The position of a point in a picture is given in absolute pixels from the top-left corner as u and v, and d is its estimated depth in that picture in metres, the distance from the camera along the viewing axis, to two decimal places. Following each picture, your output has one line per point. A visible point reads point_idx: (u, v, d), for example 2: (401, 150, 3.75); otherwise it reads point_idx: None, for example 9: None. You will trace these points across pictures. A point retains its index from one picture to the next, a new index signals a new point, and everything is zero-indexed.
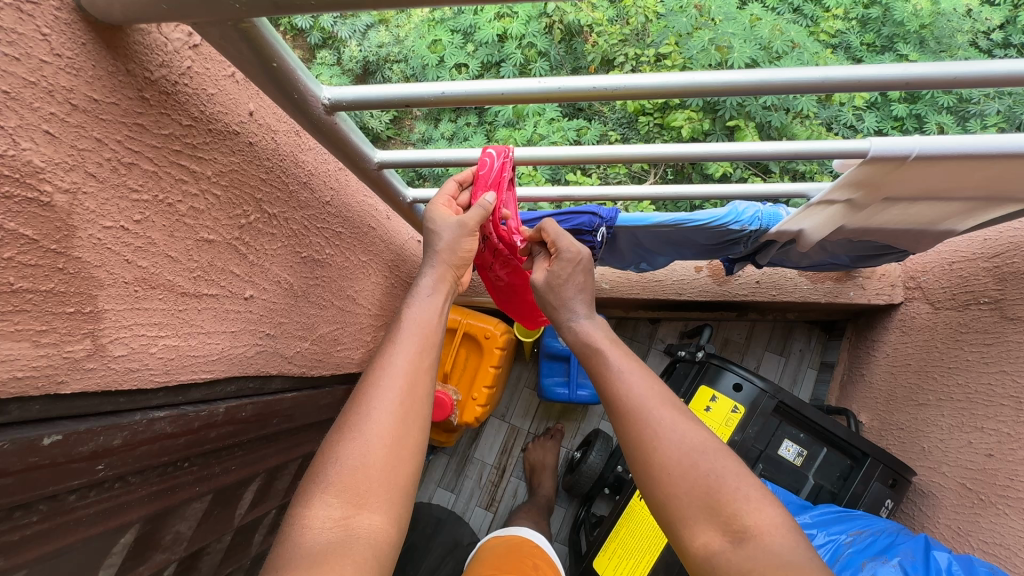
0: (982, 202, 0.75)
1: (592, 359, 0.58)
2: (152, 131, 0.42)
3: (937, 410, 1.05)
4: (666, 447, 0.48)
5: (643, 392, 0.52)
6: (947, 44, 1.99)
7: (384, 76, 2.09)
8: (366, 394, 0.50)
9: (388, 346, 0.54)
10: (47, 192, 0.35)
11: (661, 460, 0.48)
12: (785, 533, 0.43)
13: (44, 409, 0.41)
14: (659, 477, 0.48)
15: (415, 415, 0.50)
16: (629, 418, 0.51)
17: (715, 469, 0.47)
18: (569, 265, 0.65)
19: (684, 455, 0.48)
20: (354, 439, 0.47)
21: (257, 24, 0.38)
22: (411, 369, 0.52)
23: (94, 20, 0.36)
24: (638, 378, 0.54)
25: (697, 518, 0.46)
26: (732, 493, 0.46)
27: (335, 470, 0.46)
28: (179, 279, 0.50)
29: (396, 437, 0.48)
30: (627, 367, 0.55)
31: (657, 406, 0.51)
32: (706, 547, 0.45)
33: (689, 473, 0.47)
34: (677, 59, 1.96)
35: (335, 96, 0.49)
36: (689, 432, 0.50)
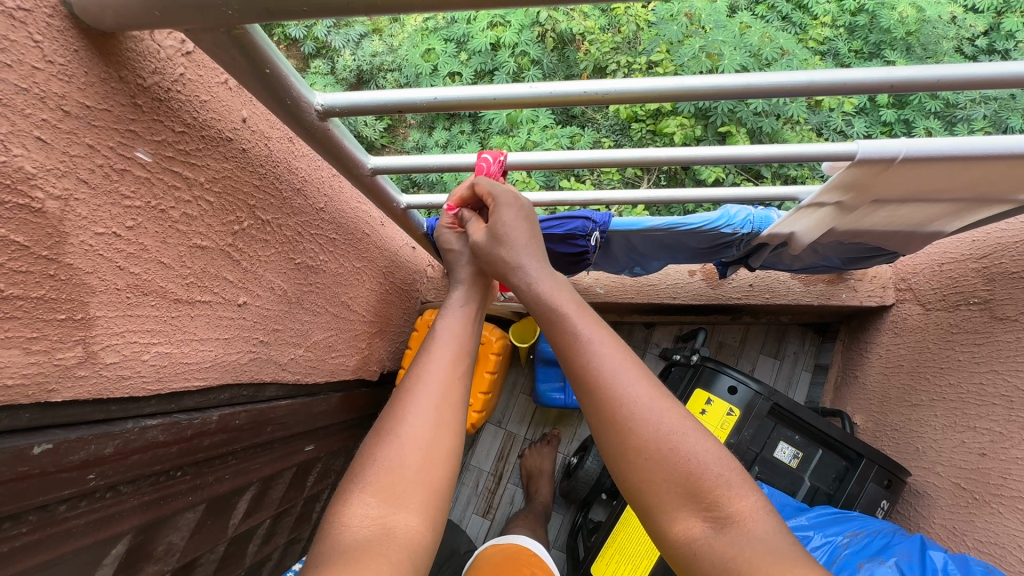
0: (969, 203, 0.76)
1: (554, 326, 0.53)
2: (145, 138, 0.42)
3: (930, 410, 1.05)
4: (643, 429, 0.46)
5: (614, 368, 0.49)
6: (932, 50, 2.03)
7: (378, 85, 2.11)
8: (404, 397, 0.50)
9: (422, 354, 0.54)
10: (38, 199, 0.35)
11: (638, 443, 0.45)
12: (764, 518, 0.43)
13: (34, 418, 0.41)
14: (636, 462, 0.45)
15: (455, 420, 0.50)
16: (600, 396, 0.48)
17: (695, 453, 0.45)
18: (511, 211, 0.64)
19: (662, 435, 0.46)
20: (390, 442, 0.47)
21: (249, 30, 0.39)
22: (448, 376, 0.52)
23: (87, 27, 0.36)
24: (609, 352, 0.50)
25: (677, 505, 0.44)
26: (715, 479, 0.44)
27: (373, 470, 0.45)
28: (172, 285, 0.50)
29: (434, 439, 0.48)
30: (598, 339, 0.50)
31: (631, 383, 0.48)
32: (687, 533, 0.43)
33: (668, 458, 0.45)
34: (669, 66, 1.99)
35: (327, 102, 0.49)
36: (667, 412, 0.47)
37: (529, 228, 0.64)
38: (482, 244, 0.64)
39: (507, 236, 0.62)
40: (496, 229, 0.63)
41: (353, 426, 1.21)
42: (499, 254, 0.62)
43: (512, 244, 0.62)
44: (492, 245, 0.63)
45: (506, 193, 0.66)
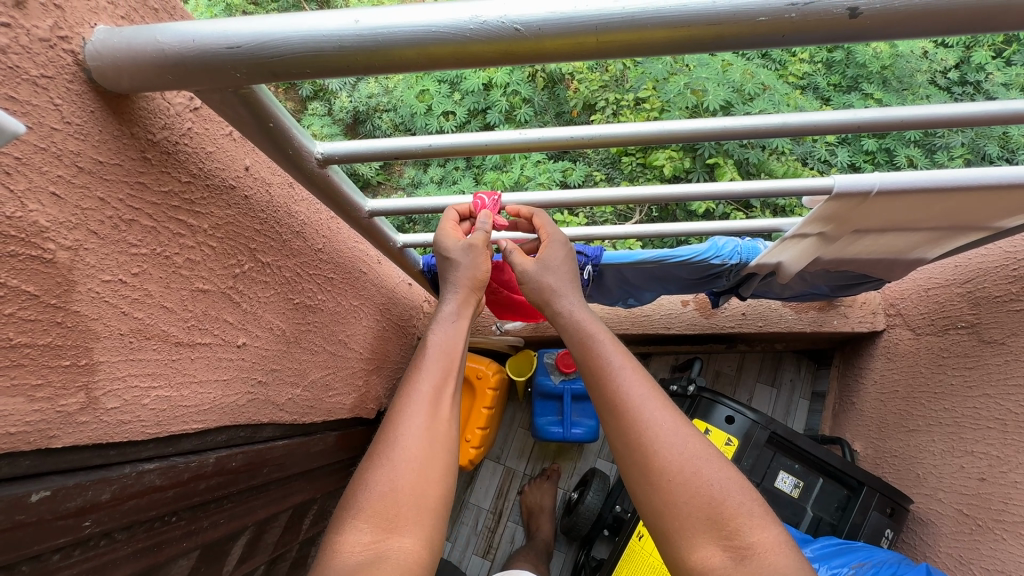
0: (946, 231, 0.79)
1: (587, 349, 0.56)
2: (152, 189, 0.44)
3: (928, 435, 1.05)
4: (666, 451, 0.48)
5: (640, 395, 0.51)
6: (908, 83, 2.14)
7: (374, 125, 2.19)
8: (394, 420, 0.50)
9: (413, 373, 0.54)
10: (50, 250, 0.37)
11: (661, 464, 0.48)
12: (786, 553, 0.44)
13: (33, 465, 0.41)
14: (658, 483, 0.47)
15: (445, 436, 0.51)
16: (626, 416, 0.50)
17: (716, 479, 0.47)
18: (560, 250, 0.67)
19: (685, 460, 0.48)
20: (383, 466, 0.47)
21: (256, 89, 0.41)
22: (434, 392, 0.53)
23: (103, 89, 0.38)
24: (637, 379, 0.53)
25: (697, 533, 0.45)
26: (736, 508, 0.46)
27: (366, 495, 0.46)
28: (174, 329, 0.51)
29: (427, 460, 0.48)
30: (628, 367, 0.54)
31: (656, 408, 0.51)
32: (706, 561, 0.44)
33: (690, 482, 0.47)
34: (656, 102, 2.06)
35: (328, 150, 0.52)
36: (690, 439, 0.49)
37: (572, 268, 0.67)
38: (531, 270, 0.65)
39: (555, 265, 0.65)
40: (547, 259, 0.66)
41: (349, 466, 1.20)
42: (545, 280, 0.64)
43: (555, 273, 0.65)
44: (541, 271, 0.65)
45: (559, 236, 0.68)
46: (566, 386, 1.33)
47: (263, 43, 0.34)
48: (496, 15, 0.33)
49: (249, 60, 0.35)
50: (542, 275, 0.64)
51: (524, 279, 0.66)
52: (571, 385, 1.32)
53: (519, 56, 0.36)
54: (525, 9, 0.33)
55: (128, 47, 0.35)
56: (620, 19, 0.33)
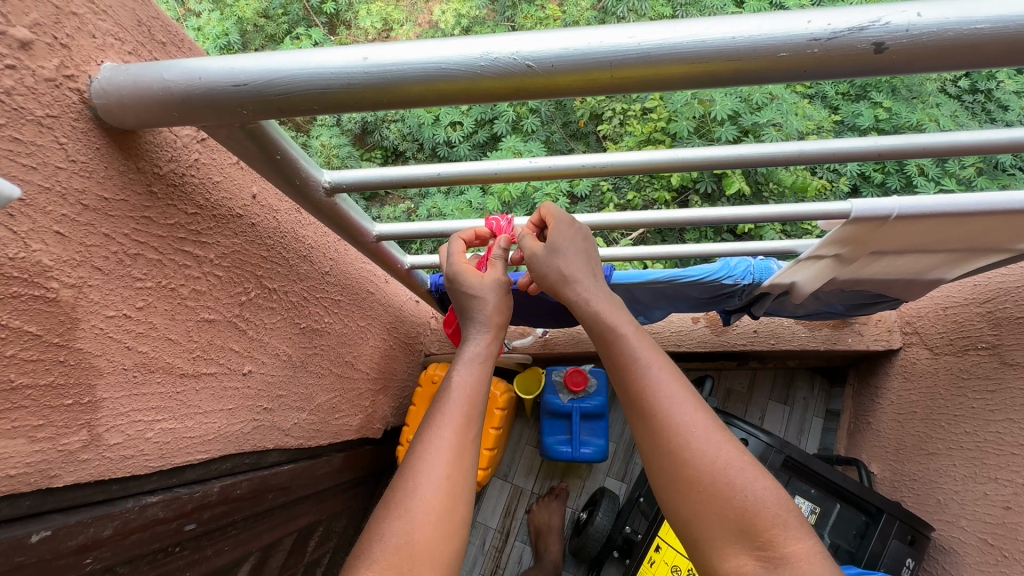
0: (966, 253, 0.77)
1: (612, 344, 0.53)
2: (158, 223, 0.44)
3: (948, 460, 1.02)
4: (699, 460, 0.46)
5: (672, 399, 0.48)
6: (918, 92, 2.12)
7: (382, 134, 2.21)
8: (413, 467, 0.49)
9: (434, 411, 0.53)
10: (53, 288, 0.36)
11: (692, 474, 0.46)
12: (820, 563, 0.43)
13: (34, 504, 0.40)
14: (690, 493, 0.46)
15: (463, 484, 0.49)
16: (658, 421, 0.48)
17: (751, 490, 0.45)
18: (567, 228, 0.60)
19: (718, 469, 0.45)
20: (400, 517, 0.46)
21: (264, 124, 0.41)
22: (456, 440, 0.51)
23: (109, 126, 0.38)
24: (667, 378, 0.50)
25: (728, 542, 0.44)
26: (771, 518, 0.44)
27: (380, 547, 0.45)
28: (179, 360, 0.50)
29: (444, 510, 0.47)
30: (656, 365, 0.50)
31: (689, 412, 0.48)
32: (737, 571, 0.43)
33: (722, 492, 0.45)
34: (663, 112, 2.05)
35: (335, 178, 0.51)
36: (724, 445, 0.47)
37: (587, 246, 0.61)
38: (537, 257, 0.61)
39: (564, 248, 0.59)
40: (554, 241, 0.60)
41: (355, 486, 1.18)
42: (553, 268, 0.59)
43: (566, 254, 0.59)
44: (549, 257, 0.59)
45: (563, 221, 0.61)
46: (574, 406, 1.30)
47: (270, 79, 0.34)
48: (508, 50, 0.32)
49: (255, 97, 0.35)
50: (548, 262, 0.59)
51: (533, 265, 0.61)
52: (580, 404, 1.30)
53: (527, 91, 0.35)
54: (538, 46, 0.32)
55: (134, 85, 0.35)
56: (636, 55, 0.32)
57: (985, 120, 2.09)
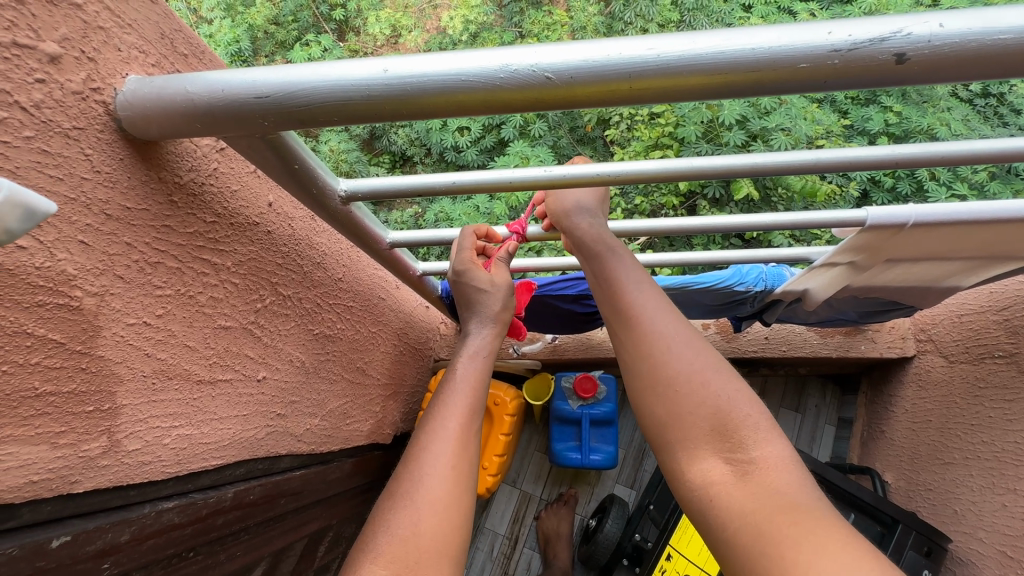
0: (983, 260, 0.76)
1: (607, 269, 0.56)
2: (178, 231, 0.44)
3: (965, 470, 1.01)
4: (675, 363, 0.47)
5: (654, 310, 0.51)
6: (928, 96, 2.11)
7: (390, 140, 2.23)
8: (417, 458, 0.49)
9: (437, 398, 0.54)
10: (77, 297, 0.37)
11: (669, 376, 0.46)
12: (790, 470, 0.42)
13: (54, 510, 0.40)
14: (667, 395, 0.46)
15: (468, 478, 0.49)
16: (638, 327, 0.50)
17: (724, 391, 0.45)
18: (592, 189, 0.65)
19: (695, 372, 0.46)
20: (404, 507, 0.45)
21: (284, 135, 0.41)
22: (462, 430, 0.51)
23: (132, 138, 0.38)
24: (653, 294, 0.52)
25: (699, 444, 0.44)
26: (742, 420, 0.44)
27: (385, 538, 0.44)
28: (196, 367, 0.51)
29: (450, 501, 0.46)
30: (643, 283, 0.53)
31: (669, 322, 0.50)
32: (706, 473, 0.43)
33: (697, 392, 0.46)
34: (670, 117, 2.04)
35: (351, 187, 0.51)
36: (703, 354, 0.48)
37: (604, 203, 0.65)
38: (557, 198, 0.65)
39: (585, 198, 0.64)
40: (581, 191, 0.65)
41: (365, 491, 1.18)
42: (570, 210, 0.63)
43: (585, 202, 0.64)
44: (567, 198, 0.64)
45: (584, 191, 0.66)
46: (583, 412, 1.31)
47: (292, 92, 0.34)
48: (529, 62, 0.33)
49: (277, 109, 0.35)
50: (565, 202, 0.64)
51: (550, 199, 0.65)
52: (589, 410, 1.30)
53: (549, 103, 0.35)
54: (556, 57, 0.33)
55: (158, 97, 0.35)
56: (655, 66, 0.32)
57: (997, 125, 2.08)
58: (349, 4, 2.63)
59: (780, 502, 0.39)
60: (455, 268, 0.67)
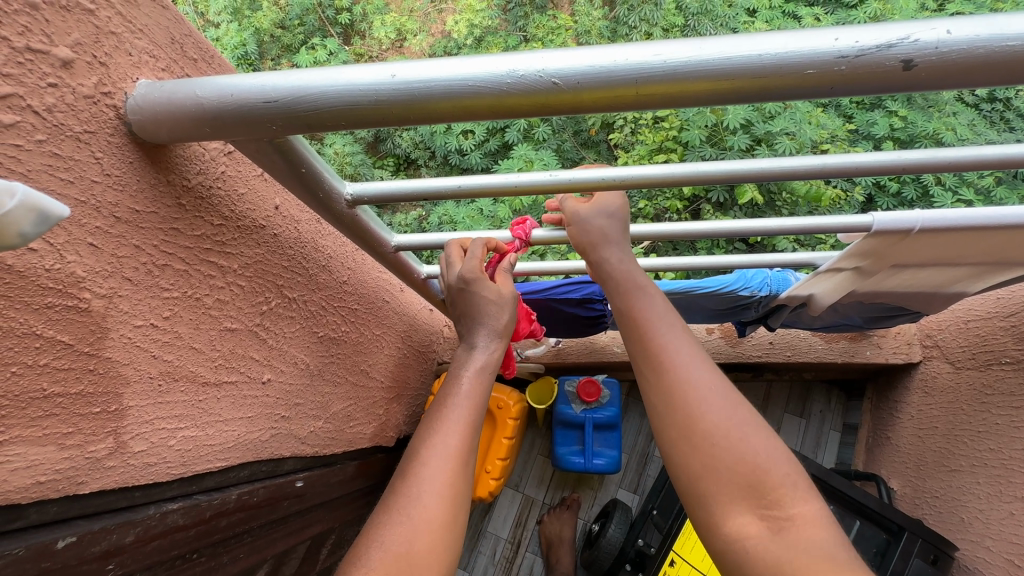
0: (989, 266, 0.75)
1: (633, 305, 0.54)
2: (186, 234, 0.45)
3: (972, 477, 1.00)
4: (711, 414, 0.45)
5: (687, 355, 0.49)
6: (934, 101, 2.11)
7: (395, 143, 2.24)
8: (415, 472, 0.48)
9: (436, 412, 0.53)
10: (86, 299, 0.37)
11: (704, 427, 0.45)
12: (828, 529, 0.41)
13: (61, 511, 0.41)
14: (700, 446, 0.45)
15: (462, 494, 0.49)
16: (671, 371, 0.48)
17: (760, 446, 0.44)
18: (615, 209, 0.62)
19: (731, 425, 0.45)
20: (399, 523, 0.45)
21: (291, 138, 0.42)
22: (461, 447, 0.50)
23: (142, 141, 0.39)
24: (684, 338, 0.50)
25: (735, 499, 0.43)
26: (779, 477, 0.43)
27: (377, 554, 0.43)
28: (202, 369, 0.51)
29: (444, 517, 0.46)
30: (676, 325, 0.51)
31: (703, 369, 0.48)
32: (742, 528, 0.42)
33: (733, 446, 0.44)
34: (674, 122, 2.05)
35: (357, 191, 0.51)
36: (738, 406, 0.46)
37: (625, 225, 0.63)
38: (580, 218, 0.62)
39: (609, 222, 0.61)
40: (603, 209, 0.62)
41: (367, 494, 1.18)
42: (592, 232, 0.60)
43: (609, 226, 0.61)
44: (591, 219, 0.61)
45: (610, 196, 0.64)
46: (586, 416, 1.30)
47: (300, 95, 0.34)
48: (535, 68, 0.33)
49: (285, 113, 0.35)
50: (591, 223, 0.61)
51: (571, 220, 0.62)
52: (592, 414, 1.30)
53: (553, 108, 0.35)
54: (562, 63, 0.33)
55: (168, 102, 0.36)
56: (660, 72, 0.33)
57: (1003, 129, 2.08)
58: (355, 7, 2.65)
59: (821, 567, 0.39)
60: (466, 277, 0.63)
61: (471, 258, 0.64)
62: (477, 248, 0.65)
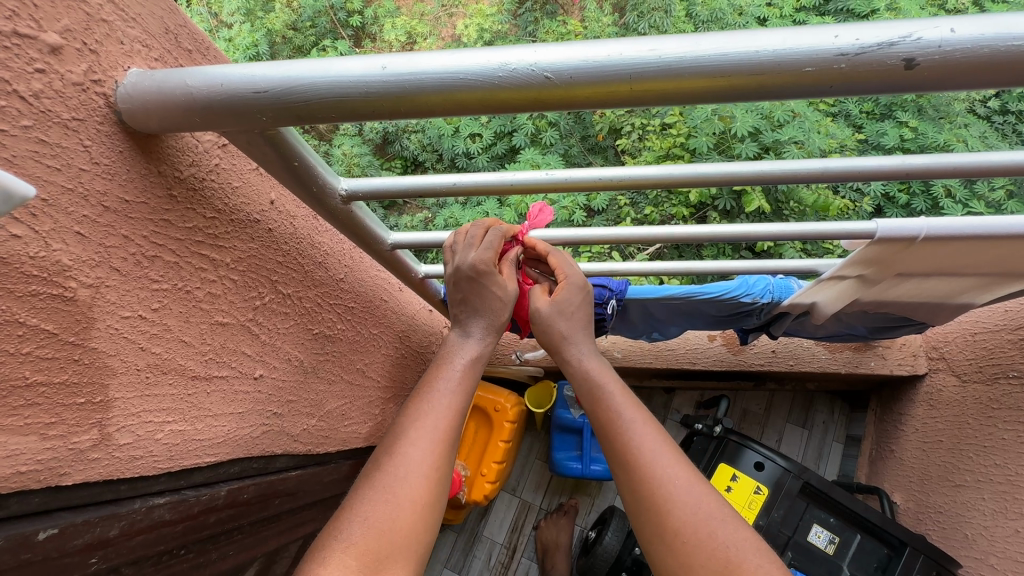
0: (997, 278, 0.74)
1: (599, 404, 0.53)
2: (177, 226, 0.44)
3: (977, 492, 0.98)
4: (680, 510, 0.45)
5: (653, 449, 0.48)
6: (945, 111, 2.08)
7: (402, 145, 2.25)
8: (401, 450, 0.47)
9: (424, 395, 0.52)
10: (71, 288, 0.37)
11: (675, 525, 0.44)
12: None
13: (43, 501, 0.40)
14: (673, 545, 0.44)
15: (444, 476, 0.48)
16: (640, 472, 0.47)
17: (732, 541, 0.43)
18: (576, 292, 0.61)
19: (700, 520, 0.44)
20: (383, 500, 0.44)
21: (283, 131, 0.41)
22: (448, 432, 0.50)
23: (133, 130, 0.38)
24: (651, 433, 0.50)
25: None
26: (754, 570, 0.42)
27: (360, 529, 0.43)
28: (191, 362, 0.51)
29: (427, 497, 0.46)
30: (639, 421, 0.51)
31: (668, 463, 0.48)
32: None
33: (705, 543, 0.43)
34: (682, 128, 2.05)
35: (352, 186, 0.51)
36: (705, 496, 0.46)
37: (590, 311, 0.62)
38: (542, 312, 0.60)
39: (570, 312, 0.60)
40: (562, 302, 0.60)
41: None
42: (557, 327, 0.59)
43: (569, 316, 0.60)
44: (554, 315, 0.59)
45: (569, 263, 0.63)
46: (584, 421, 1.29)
47: (291, 87, 0.34)
48: (528, 62, 0.32)
49: (275, 104, 0.35)
50: (554, 320, 0.59)
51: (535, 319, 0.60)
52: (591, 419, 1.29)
53: (548, 102, 0.34)
54: (557, 57, 0.32)
55: (158, 91, 0.35)
56: (657, 68, 0.32)
57: (1015, 142, 2.05)
58: (366, 10, 2.66)
59: None
60: (478, 266, 0.59)
61: (486, 247, 0.60)
62: (495, 238, 0.61)
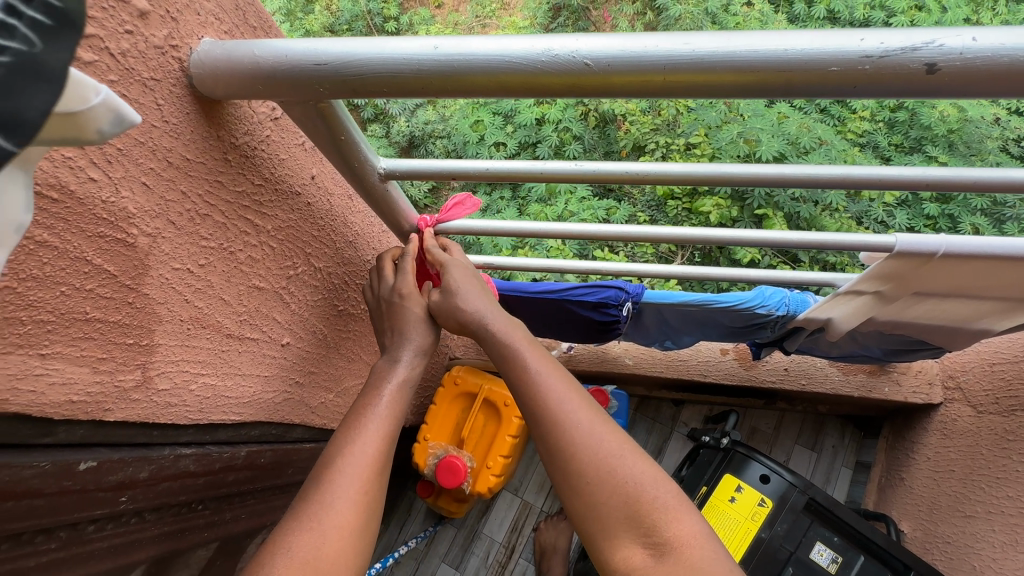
0: (1016, 303, 0.73)
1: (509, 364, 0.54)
2: (228, 188, 0.48)
3: (987, 525, 0.98)
4: (584, 453, 0.47)
5: (558, 397, 0.50)
6: (977, 149, 2.07)
7: (427, 150, 2.28)
8: (327, 476, 0.46)
9: (356, 418, 0.51)
10: (133, 235, 0.40)
11: (579, 467, 0.47)
12: (702, 544, 0.43)
13: (86, 434, 0.43)
14: (580, 487, 0.46)
15: (374, 502, 0.47)
16: (547, 421, 0.49)
17: (631, 475, 0.46)
18: (461, 271, 0.62)
19: (601, 459, 0.47)
20: (308, 527, 0.43)
21: (333, 105, 0.44)
22: (379, 457, 0.49)
23: (200, 94, 0.42)
24: (558, 384, 0.51)
25: (619, 532, 0.44)
26: (651, 500, 0.45)
27: (283, 562, 0.41)
28: (228, 321, 0.54)
29: (358, 525, 0.45)
30: (544, 370, 0.52)
31: (574, 407, 0.49)
32: (627, 561, 0.44)
33: (607, 480, 0.46)
34: (706, 149, 2.08)
35: (390, 166, 0.54)
36: (606, 435, 0.48)
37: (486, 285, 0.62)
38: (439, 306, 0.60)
39: (461, 289, 0.59)
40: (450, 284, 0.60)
41: None
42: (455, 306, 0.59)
43: (465, 292, 0.59)
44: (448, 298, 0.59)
45: (463, 259, 0.65)
46: None
47: (349, 60, 0.37)
48: (569, 49, 0.35)
49: (333, 76, 0.38)
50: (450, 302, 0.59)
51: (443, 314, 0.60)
52: None
53: (585, 89, 0.37)
54: (597, 45, 0.34)
55: (227, 59, 0.39)
56: (689, 61, 0.34)
57: None
58: (402, 18, 2.74)
59: None
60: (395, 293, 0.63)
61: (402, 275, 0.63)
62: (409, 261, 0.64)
